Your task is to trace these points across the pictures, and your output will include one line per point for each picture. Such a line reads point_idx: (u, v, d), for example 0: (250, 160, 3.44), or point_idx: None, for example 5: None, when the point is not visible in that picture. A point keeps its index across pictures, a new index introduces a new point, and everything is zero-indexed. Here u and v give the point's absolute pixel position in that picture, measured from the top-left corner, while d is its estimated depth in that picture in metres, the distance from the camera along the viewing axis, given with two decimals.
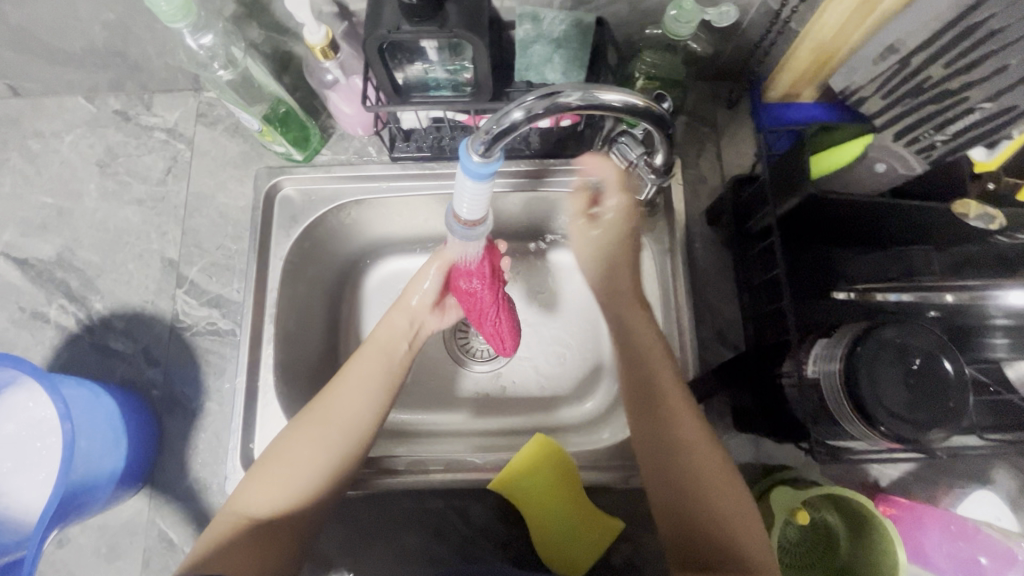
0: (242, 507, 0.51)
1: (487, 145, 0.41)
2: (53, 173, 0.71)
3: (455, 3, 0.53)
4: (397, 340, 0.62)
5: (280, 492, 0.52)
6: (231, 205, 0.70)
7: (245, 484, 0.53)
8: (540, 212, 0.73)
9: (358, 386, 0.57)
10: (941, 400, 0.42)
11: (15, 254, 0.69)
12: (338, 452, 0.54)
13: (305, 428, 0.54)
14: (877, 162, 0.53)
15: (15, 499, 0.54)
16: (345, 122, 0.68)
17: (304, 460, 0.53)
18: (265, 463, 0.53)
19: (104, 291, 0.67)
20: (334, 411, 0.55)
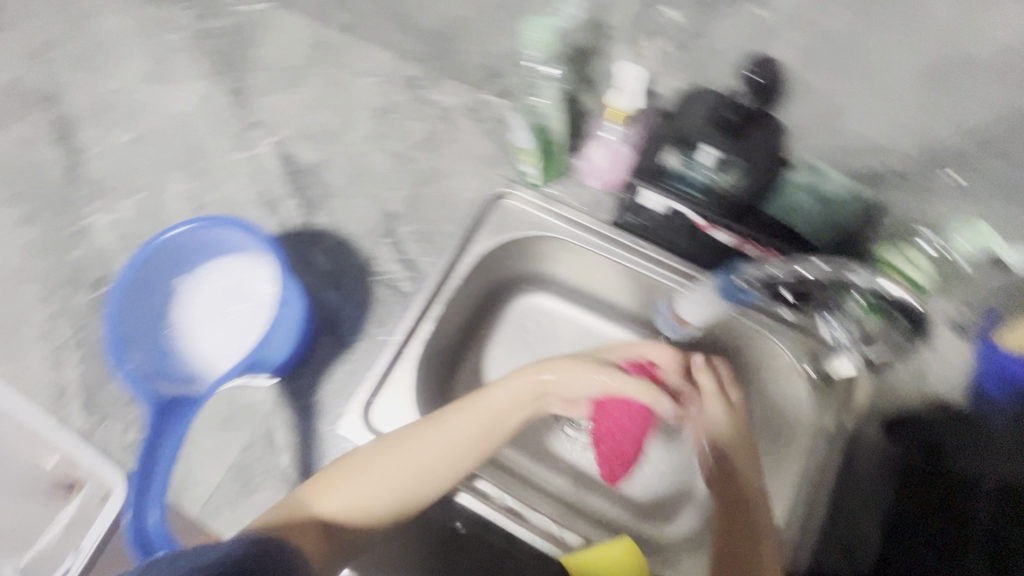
0: (313, 502, 0.55)
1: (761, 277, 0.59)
2: (341, 101, 0.83)
3: (762, 131, 0.57)
4: (509, 407, 0.61)
5: (347, 502, 0.55)
6: (459, 193, 0.77)
7: (320, 481, 0.57)
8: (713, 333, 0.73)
9: (449, 437, 0.57)
10: None
11: (283, 149, 0.80)
12: (407, 491, 0.56)
13: (390, 454, 0.56)
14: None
15: (199, 338, 0.62)
16: (588, 171, 0.73)
17: (378, 482, 0.56)
18: (343, 470, 0.56)
19: (330, 210, 0.77)
20: (415, 454, 0.57)
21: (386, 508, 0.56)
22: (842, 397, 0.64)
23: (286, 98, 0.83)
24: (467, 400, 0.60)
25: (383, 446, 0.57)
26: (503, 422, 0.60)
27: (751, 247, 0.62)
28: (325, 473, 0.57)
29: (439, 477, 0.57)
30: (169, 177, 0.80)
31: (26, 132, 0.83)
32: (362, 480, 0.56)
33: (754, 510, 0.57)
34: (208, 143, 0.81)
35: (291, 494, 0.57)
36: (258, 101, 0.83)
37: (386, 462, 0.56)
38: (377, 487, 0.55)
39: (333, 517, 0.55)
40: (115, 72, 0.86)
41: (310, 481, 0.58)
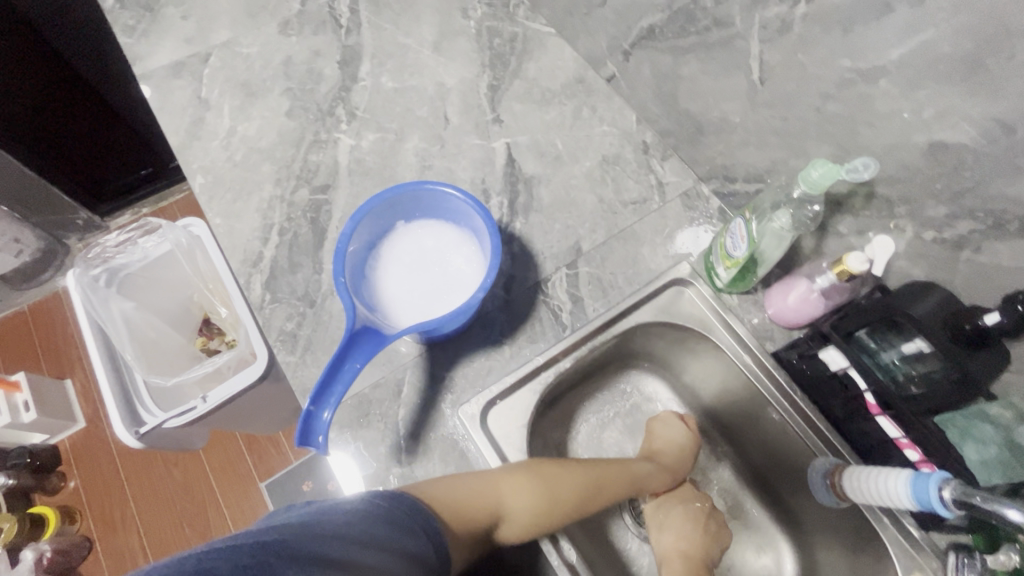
0: (504, 493, 0.61)
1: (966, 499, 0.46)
2: (576, 135, 0.90)
3: (988, 354, 0.56)
4: (667, 482, 0.75)
5: (534, 511, 0.61)
6: (644, 260, 0.81)
7: (517, 471, 0.63)
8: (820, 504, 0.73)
9: (623, 481, 0.70)
10: None
11: (512, 152, 0.88)
12: (583, 510, 0.64)
13: (590, 474, 0.66)
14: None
15: (391, 280, 0.69)
16: (774, 303, 0.74)
17: (568, 492, 0.64)
18: (538, 482, 0.63)
19: (528, 221, 0.83)
20: (609, 484, 0.68)
21: (554, 527, 0.63)
22: None
23: (532, 112, 0.91)
24: (626, 465, 0.72)
25: (585, 472, 0.67)
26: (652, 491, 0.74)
27: (910, 450, 0.62)
28: (518, 469, 0.63)
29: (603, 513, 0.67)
30: (410, 132, 0.89)
31: (318, 44, 0.96)
32: (556, 498, 0.63)
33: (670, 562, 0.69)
34: (453, 119, 0.91)
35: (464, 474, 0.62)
36: (507, 104, 0.92)
37: (579, 489, 0.64)
38: (569, 496, 0.63)
39: (515, 509, 0.61)
40: (406, 29, 0.98)
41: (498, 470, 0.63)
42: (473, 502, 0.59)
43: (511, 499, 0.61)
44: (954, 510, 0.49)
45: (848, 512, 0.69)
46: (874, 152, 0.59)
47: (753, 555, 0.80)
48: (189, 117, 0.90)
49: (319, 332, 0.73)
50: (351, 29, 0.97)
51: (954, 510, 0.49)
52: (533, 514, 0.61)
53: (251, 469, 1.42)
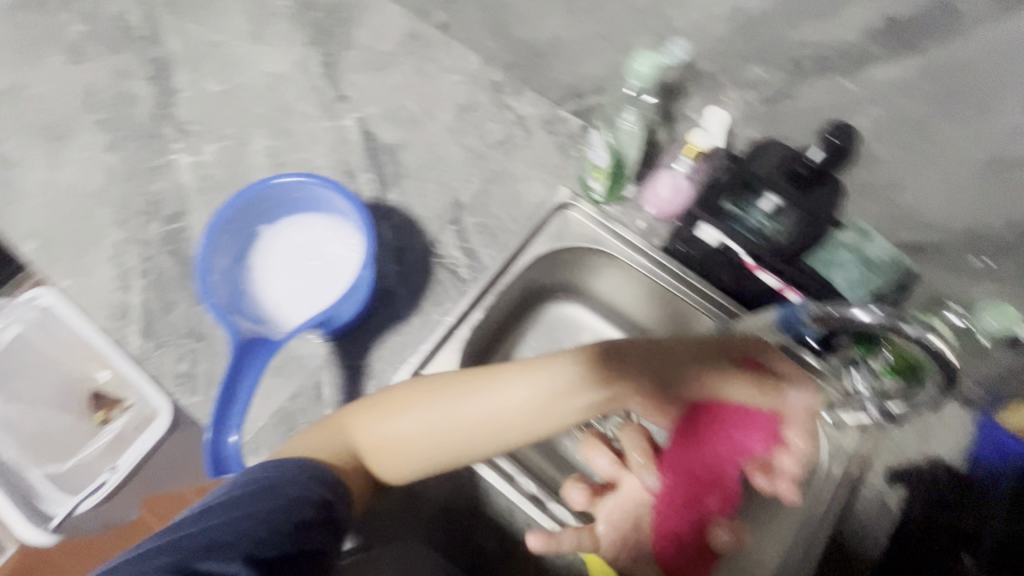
0: (356, 427, 0.59)
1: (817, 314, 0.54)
2: (426, 92, 0.88)
3: (824, 188, 0.64)
4: (569, 385, 0.60)
5: (383, 439, 0.59)
6: (524, 196, 0.82)
7: (360, 408, 0.60)
8: None
9: (498, 397, 0.59)
10: None
11: (366, 125, 0.85)
12: (439, 441, 0.58)
13: (433, 398, 0.59)
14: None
15: (269, 288, 0.66)
16: (649, 198, 0.77)
17: (413, 424, 0.58)
18: (382, 404, 0.60)
19: (402, 190, 0.81)
20: (464, 406, 0.58)
21: (411, 462, 0.59)
22: (849, 443, 0.69)
23: (374, 80, 0.88)
24: (495, 372, 0.60)
25: (431, 394, 0.59)
26: (562, 401, 0.59)
27: (791, 292, 0.69)
28: (365, 405, 0.60)
29: (477, 441, 0.58)
30: (252, 132, 0.84)
31: (120, 64, 0.86)
32: (399, 421, 0.58)
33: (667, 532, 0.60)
34: (294, 107, 0.85)
35: (342, 410, 0.61)
36: (347, 78, 0.88)
37: (422, 408, 0.59)
38: (410, 426, 0.58)
39: (367, 445, 0.59)
40: (215, 25, 0.90)
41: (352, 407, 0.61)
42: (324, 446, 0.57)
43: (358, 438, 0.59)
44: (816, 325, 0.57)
45: None
46: (689, 32, 0.63)
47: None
48: None
49: (217, 363, 0.69)
50: (153, 39, 0.88)
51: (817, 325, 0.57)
52: (383, 448, 0.59)
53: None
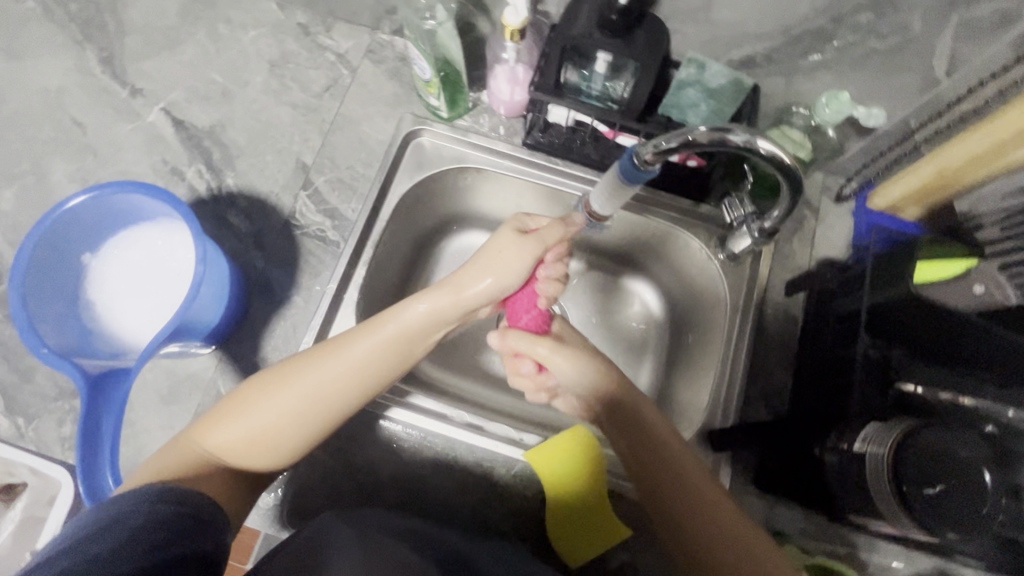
0: (210, 439, 0.52)
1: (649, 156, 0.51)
2: (229, 58, 0.79)
3: (643, 30, 0.61)
4: (432, 320, 0.58)
5: (246, 440, 0.52)
6: (370, 136, 0.76)
7: (210, 419, 0.53)
8: (633, 234, 0.79)
9: (359, 356, 0.54)
10: (954, 502, 0.46)
11: (174, 114, 0.76)
12: (312, 418, 0.53)
13: (290, 380, 0.53)
14: (977, 284, 0.54)
15: (119, 317, 0.60)
16: (495, 99, 0.75)
17: (276, 413, 0.52)
18: (235, 402, 0.53)
19: (239, 171, 0.74)
20: (327, 376, 0.53)
21: (287, 451, 0.54)
22: (748, 271, 0.71)
23: (166, 62, 0.78)
24: (346, 335, 0.55)
25: (285, 378, 0.53)
26: (423, 337, 0.58)
27: None
28: (214, 414, 0.53)
29: (351, 405, 0.55)
30: (48, 161, 0.73)
31: None
32: (255, 413, 0.52)
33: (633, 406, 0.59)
34: (86, 119, 0.75)
35: (188, 428, 0.54)
36: (134, 68, 0.77)
37: (277, 391, 0.53)
38: (274, 417, 0.52)
39: (229, 451, 0.52)
40: None
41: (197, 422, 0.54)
42: (172, 465, 0.50)
43: (217, 449, 0.52)
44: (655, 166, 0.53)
45: (652, 227, 0.75)
46: None
47: (625, 309, 0.83)
48: None
49: None
50: None
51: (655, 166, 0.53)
52: (249, 446, 0.53)
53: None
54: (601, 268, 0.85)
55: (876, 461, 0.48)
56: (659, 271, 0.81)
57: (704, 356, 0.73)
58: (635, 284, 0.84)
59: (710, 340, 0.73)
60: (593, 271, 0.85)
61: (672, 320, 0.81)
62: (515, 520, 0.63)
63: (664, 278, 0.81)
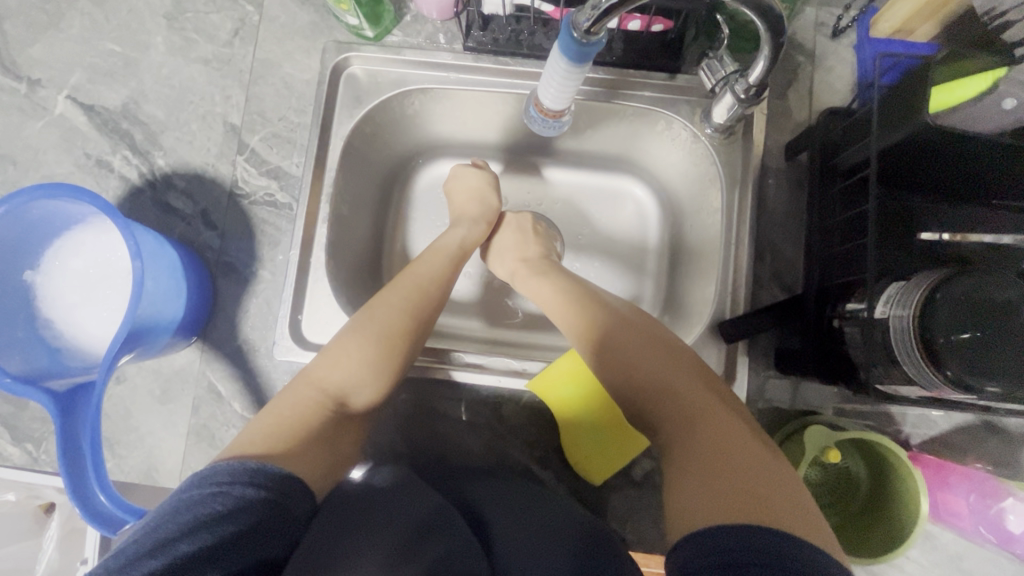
0: (326, 380, 0.53)
1: (592, 22, 0.42)
2: (121, 21, 0.69)
3: None
4: (471, 239, 0.68)
5: (362, 368, 0.54)
6: (296, 78, 0.68)
7: (317, 367, 0.54)
8: (613, 128, 0.70)
9: (430, 269, 0.63)
10: (997, 356, 0.41)
11: (82, 100, 0.68)
12: (415, 324, 0.58)
13: (383, 301, 0.59)
14: (1006, 98, 0.45)
15: (80, 330, 0.57)
16: (422, 3, 0.65)
17: (385, 326, 0.57)
18: (346, 337, 0.56)
19: (167, 148, 0.67)
20: (415, 285, 0.61)
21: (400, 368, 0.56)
22: (742, 141, 0.63)
23: (55, 41, 0.69)
24: (412, 265, 0.63)
25: (376, 304, 0.59)
26: (465, 257, 0.67)
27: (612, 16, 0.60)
28: (319, 362, 0.55)
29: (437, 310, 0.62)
30: None
31: None
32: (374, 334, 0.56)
33: (629, 313, 0.57)
34: None
35: (282, 392, 0.53)
36: (23, 58, 0.69)
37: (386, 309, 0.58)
38: (388, 330, 0.57)
39: (348, 384, 0.54)
40: None
41: (294, 382, 0.54)
42: (295, 413, 0.50)
43: (337, 385, 0.53)
44: (602, 32, 0.44)
45: (630, 114, 0.67)
46: None
47: (618, 213, 0.77)
48: None
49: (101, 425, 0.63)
50: None
51: (602, 32, 0.44)
52: (373, 365, 0.55)
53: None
54: (586, 172, 0.77)
55: (902, 326, 0.43)
56: (651, 162, 0.73)
57: (707, 245, 0.67)
58: (625, 183, 0.76)
59: (711, 226, 0.66)
60: (570, 175, 0.77)
61: (668, 213, 0.74)
62: (534, 449, 0.62)
63: (658, 169, 0.73)
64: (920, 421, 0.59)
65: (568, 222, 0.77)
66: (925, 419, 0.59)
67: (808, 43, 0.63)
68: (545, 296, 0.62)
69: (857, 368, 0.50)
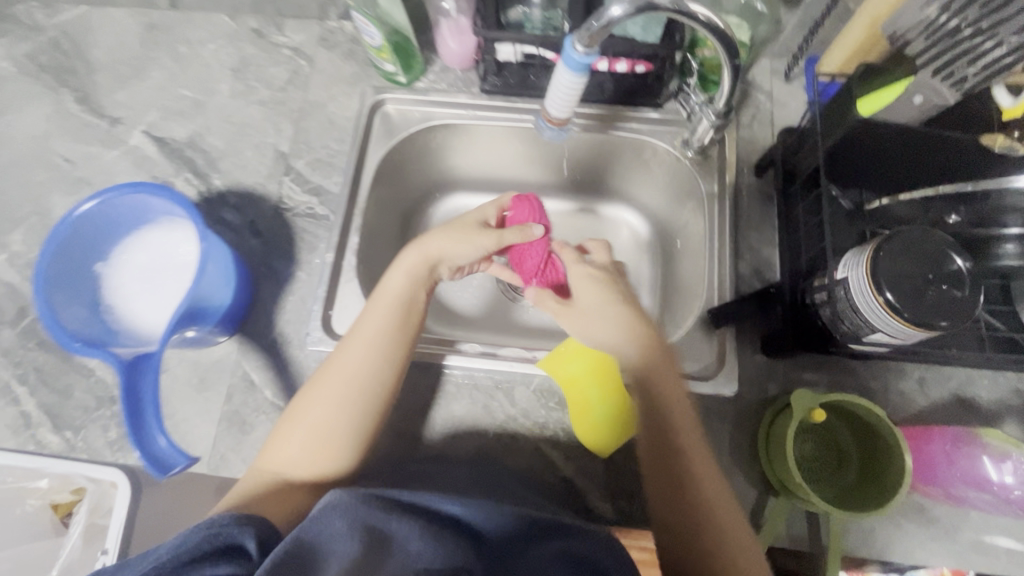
0: (277, 456, 0.58)
1: (587, 40, 0.54)
2: (194, 72, 0.83)
3: None
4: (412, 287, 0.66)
5: (303, 446, 0.58)
6: (339, 115, 0.80)
7: (272, 445, 0.59)
8: (601, 165, 0.84)
9: (364, 333, 0.62)
10: (940, 297, 0.48)
11: (155, 134, 0.80)
12: (348, 397, 0.59)
13: (322, 375, 0.61)
14: (914, 95, 0.56)
15: (137, 315, 0.64)
16: (446, 56, 0.79)
17: (324, 402, 0.59)
18: (292, 421, 0.59)
19: (223, 171, 0.78)
20: (348, 355, 0.61)
21: (344, 439, 0.59)
22: (718, 161, 0.75)
23: (137, 88, 0.83)
24: (356, 326, 0.63)
25: (320, 379, 0.61)
26: (410, 309, 0.65)
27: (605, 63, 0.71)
28: (274, 439, 0.59)
29: (380, 382, 0.61)
30: (49, 198, 0.78)
31: None
32: (325, 432, 0.58)
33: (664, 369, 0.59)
34: (75, 154, 0.80)
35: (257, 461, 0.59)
36: (108, 101, 0.82)
37: (332, 405, 0.59)
38: (324, 407, 0.59)
39: (292, 461, 0.58)
40: None
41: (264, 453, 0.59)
42: (251, 489, 0.56)
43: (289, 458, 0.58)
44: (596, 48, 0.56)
45: (620, 143, 0.79)
46: None
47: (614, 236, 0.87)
48: None
49: None
50: None
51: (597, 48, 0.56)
52: (315, 439, 0.58)
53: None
54: (585, 203, 0.89)
55: (854, 279, 0.51)
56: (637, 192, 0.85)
57: (691, 253, 0.77)
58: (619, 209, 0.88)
59: (696, 234, 0.76)
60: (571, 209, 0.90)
61: (658, 232, 0.84)
62: (544, 430, 0.66)
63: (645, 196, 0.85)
64: (899, 399, 0.64)
65: (570, 243, 0.88)
66: (905, 396, 0.64)
67: (766, 84, 0.76)
68: (591, 296, 0.65)
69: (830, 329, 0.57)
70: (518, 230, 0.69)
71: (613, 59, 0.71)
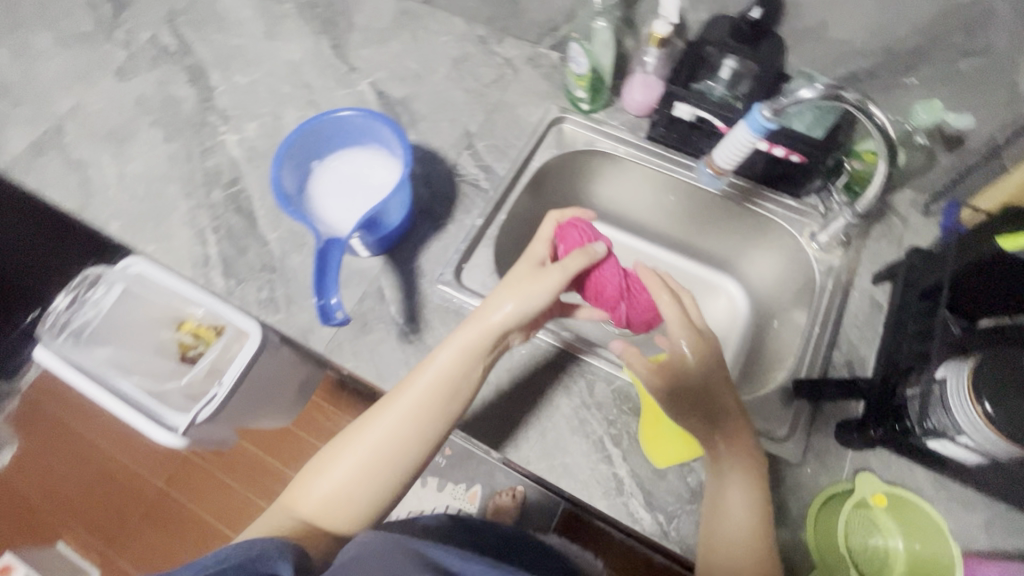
0: (304, 492, 0.65)
1: (774, 107, 0.64)
2: (424, 53, 1.02)
3: (766, 44, 0.78)
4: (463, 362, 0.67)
5: (330, 490, 0.64)
6: (523, 118, 0.95)
7: (297, 489, 0.66)
8: (726, 240, 0.97)
9: (409, 397, 0.66)
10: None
11: (379, 88, 0.99)
12: (382, 458, 0.65)
13: (360, 427, 0.67)
14: None
15: (327, 208, 0.78)
16: (627, 102, 0.92)
17: (354, 459, 0.65)
18: (326, 466, 0.66)
19: (420, 130, 0.94)
20: (384, 419, 0.66)
21: (367, 497, 0.64)
22: (837, 261, 0.82)
23: (378, 51, 1.02)
24: (401, 387, 0.68)
25: (356, 432, 0.67)
26: (454, 382, 0.67)
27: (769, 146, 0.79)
28: (304, 480, 0.66)
29: (409, 449, 0.66)
30: (284, 108, 0.98)
31: (162, 75, 1.01)
32: (350, 490, 0.64)
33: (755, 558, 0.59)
34: (316, 83, 1.00)
35: (285, 494, 0.67)
36: (354, 53, 1.02)
37: (359, 463, 0.65)
38: (356, 462, 0.65)
39: (316, 506, 0.64)
40: (235, 32, 1.05)
41: (291, 493, 0.66)
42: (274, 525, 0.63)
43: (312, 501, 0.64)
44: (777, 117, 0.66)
45: (751, 219, 0.89)
46: None
47: (714, 301, 1.00)
48: (74, 180, 0.92)
49: (292, 286, 0.81)
50: (186, 51, 1.03)
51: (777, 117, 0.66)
52: (343, 492, 0.64)
53: (266, 508, 1.40)
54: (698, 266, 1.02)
55: (955, 380, 0.57)
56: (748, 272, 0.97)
57: (785, 334, 0.86)
58: (724, 282, 1.00)
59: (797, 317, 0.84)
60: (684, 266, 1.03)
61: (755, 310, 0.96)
62: (610, 427, 0.72)
63: (752, 277, 0.97)
64: (960, 531, 0.65)
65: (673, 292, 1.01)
66: (966, 531, 0.64)
67: (904, 210, 0.82)
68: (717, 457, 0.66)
69: (914, 423, 0.62)
70: (582, 250, 0.72)
71: (773, 143, 0.78)
